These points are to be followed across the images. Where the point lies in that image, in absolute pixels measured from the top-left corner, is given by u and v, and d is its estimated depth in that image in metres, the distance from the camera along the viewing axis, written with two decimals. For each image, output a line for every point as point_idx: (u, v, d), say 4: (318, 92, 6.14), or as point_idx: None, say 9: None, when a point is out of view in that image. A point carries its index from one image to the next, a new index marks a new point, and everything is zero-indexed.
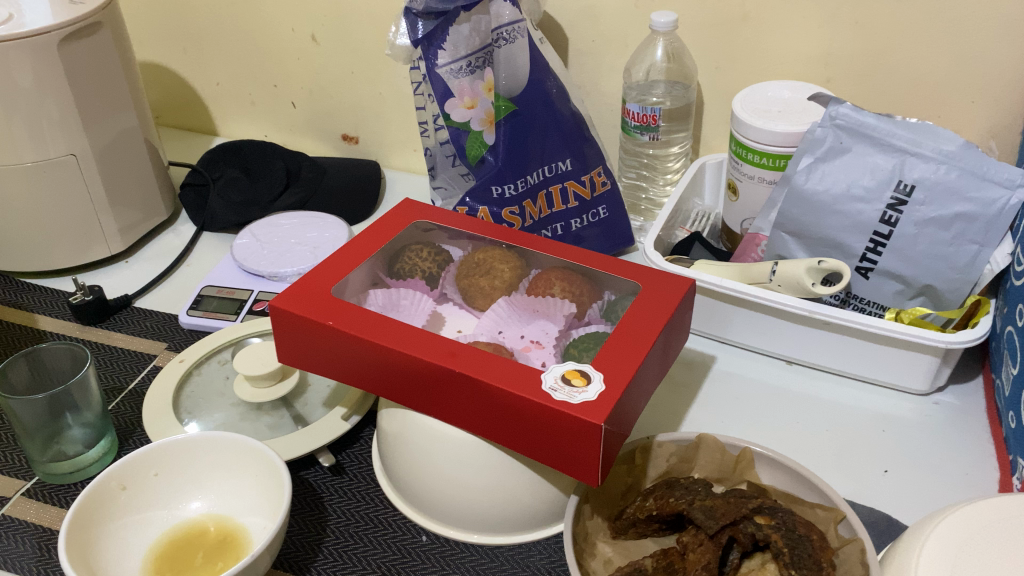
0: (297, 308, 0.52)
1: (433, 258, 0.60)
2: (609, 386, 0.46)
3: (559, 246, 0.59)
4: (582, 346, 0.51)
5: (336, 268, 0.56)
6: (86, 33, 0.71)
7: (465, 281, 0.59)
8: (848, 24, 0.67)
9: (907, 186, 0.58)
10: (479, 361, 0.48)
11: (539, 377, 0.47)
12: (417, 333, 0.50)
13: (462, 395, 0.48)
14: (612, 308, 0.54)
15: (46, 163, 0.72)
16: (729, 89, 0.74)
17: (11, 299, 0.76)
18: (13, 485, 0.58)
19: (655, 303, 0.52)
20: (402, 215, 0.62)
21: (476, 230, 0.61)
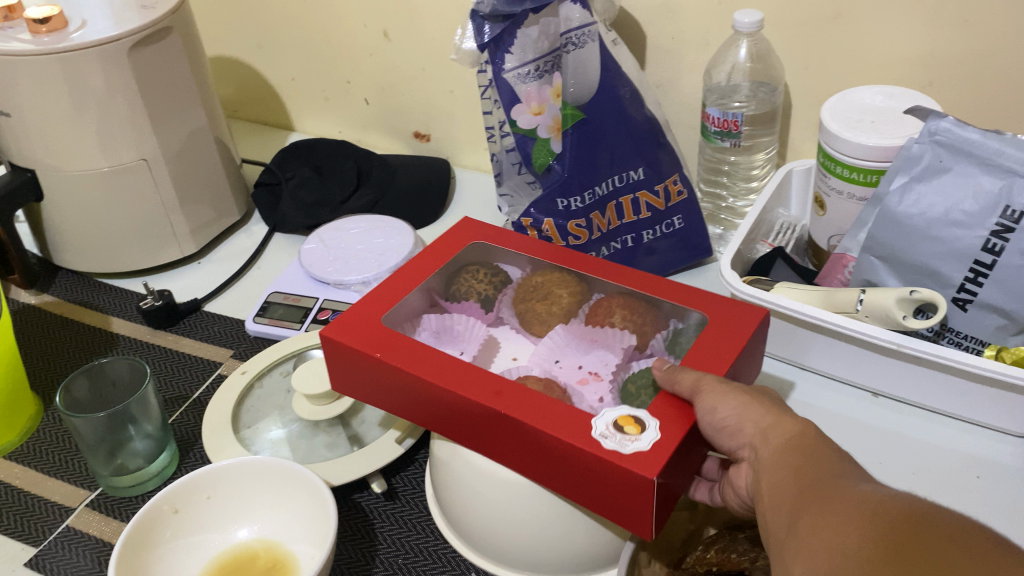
0: (347, 338, 0.50)
1: (489, 279, 0.57)
2: (664, 438, 0.42)
3: (622, 270, 0.56)
4: (641, 382, 0.48)
5: (390, 293, 0.54)
6: (156, 39, 0.71)
7: (519, 304, 0.56)
8: (957, 22, 0.60)
9: (1014, 212, 0.52)
10: (526, 401, 0.45)
11: (589, 423, 0.44)
12: (466, 368, 0.48)
13: (510, 435, 0.46)
14: (678, 344, 0.51)
15: (119, 168, 0.73)
16: (818, 92, 0.69)
17: (87, 301, 0.78)
18: (78, 495, 0.59)
19: (721, 342, 0.48)
20: (465, 234, 0.60)
21: (536, 252, 0.58)
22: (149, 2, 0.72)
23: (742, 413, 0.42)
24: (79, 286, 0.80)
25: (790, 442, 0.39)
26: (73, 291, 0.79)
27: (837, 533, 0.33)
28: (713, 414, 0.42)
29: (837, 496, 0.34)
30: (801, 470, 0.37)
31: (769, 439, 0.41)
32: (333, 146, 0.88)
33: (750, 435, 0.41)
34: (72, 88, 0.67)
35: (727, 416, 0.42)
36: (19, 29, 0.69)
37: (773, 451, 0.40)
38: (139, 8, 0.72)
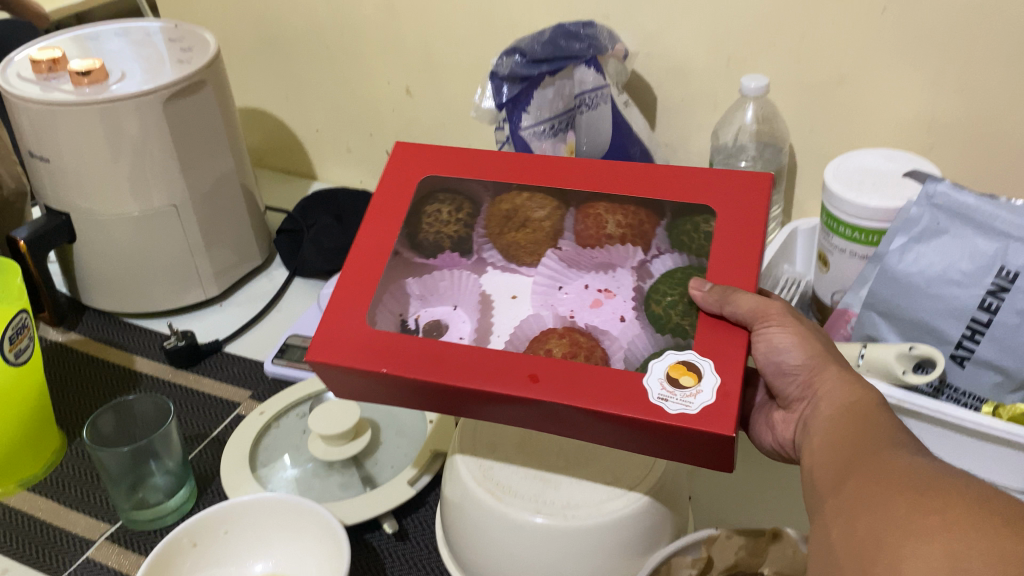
0: (342, 356, 0.47)
1: (454, 213, 0.54)
2: (724, 381, 0.43)
3: (601, 168, 0.53)
4: (668, 301, 0.48)
5: (361, 290, 0.50)
6: (191, 91, 0.74)
7: (497, 232, 0.54)
8: (956, 91, 0.63)
9: (1009, 273, 0.53)
10: (564, 380, 0.44)
11: (642, 387, 0.43)
12: (476, 356, 0.46)
13: (555, 416, 0.45)
14: (679, 232, 0.51)
15: (150, 213, 0.76)
16: (823, 153, 0.71)
17: (113, 340, 0.80)
18: (98, 528, 0.61)
19: (738, 237, 0.48)
20: (404, 173, 0.55)
21: (505, 177, 0.54)
22: (185, 57, 0.76)
23: (808, 358, 0.48)
24: (105, 326, 0.83)
25: (851, 405, 0.44)
26: (99, 330, 0.82)
27: (868, 492, 0.37)
28: (779, 346, 0.49)
29: (876, 459, 0.38)
30: (845, 419, 0.44)
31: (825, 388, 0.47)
32: (355, 194, 0.92)
33: (811, 377, 0.48)
34: (109, 136, 0.71)
35: (793, 359, 0.49)
36: (62, 81, 0.73)
37: (833, 410, 0.45)
38: (176, 63, 0.75)
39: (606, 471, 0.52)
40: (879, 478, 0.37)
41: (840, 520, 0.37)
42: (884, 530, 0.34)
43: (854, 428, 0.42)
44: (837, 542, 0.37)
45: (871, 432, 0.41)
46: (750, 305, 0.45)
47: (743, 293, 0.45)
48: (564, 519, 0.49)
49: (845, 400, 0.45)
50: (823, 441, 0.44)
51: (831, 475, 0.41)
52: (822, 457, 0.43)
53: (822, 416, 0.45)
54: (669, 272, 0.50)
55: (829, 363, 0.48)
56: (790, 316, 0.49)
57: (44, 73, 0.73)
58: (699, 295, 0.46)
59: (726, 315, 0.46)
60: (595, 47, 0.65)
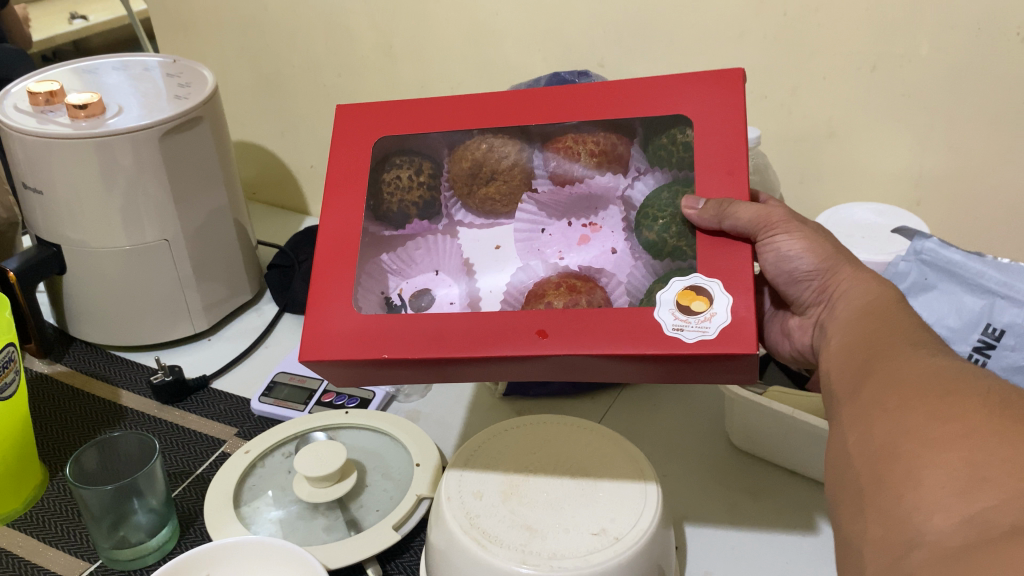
0: (339, 353, 0.46)
1: (414, 174, 0.53)
2: (737, 299, 0.42)
3: (567, 92, 0.51)
4: (659, 225, 0.49)
5: (342, 278, 0.49)
6: (188, 127, 0.75)
7: (466, 184, 0.54)
8: (942, 148, 0.64)
9: (995, 330, 0.53)
10: (574, 327, 0.44)
11: (655, 321, 0.43)
12: (472, 319, 0.45)
13: (572, 366, 0.44)
14: (655, 148, 0.50)
15: (141, 247, 0.76)
16: (812, 205, 0.72)
17: (99, 372, 0.80)
18: (78, 567, 0.60)
19: (724, 142, 0.47)
20: (356, 139, 0.53)
21: (471, 121, 0.52)
22: (182, 93, 0.77)
23: (822, 263, 0.50)
24: (91, 358, 0.82)
25: (868, 303, 0.45)
26: (86, 363, 0.81)
27: (886, 397, 0.37)
28: (791, 253, 0.50)
29: (893, 362, 0.38)
30: (869, 323, 0.43)
31: (846, 290, 0.48)
32: None
33: (828, 278, 0.50)
34: (104, 170, 0.71)
35: (806, 263, 0.50)
36: (59, 113, 0.73)
37: (857, 311, 0.45)
38: (174, 98, 0.76)
39: (592, 521, 0.52)
40: (898, 380, 0.37)
41: (858, 423, 0.37)
42: (903, 435, 0.34)
43: (872, 330, 0.42)
44: (854, 448, 0.37)
45: (888, 338, 0.41)
46: (749, 215, 0.45)
47: (740, 205, 0.45)
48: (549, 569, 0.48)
49: (861, 295, 0.46)
50: (841, 338, 0.45)
51: (849, 375, 0.41)
52: (840, 354, 0.44)
53: (839, 314, 0.47)
54: (657, 193, 0.50)
55: (841, 264, 0.49)
56: (797, 220, 0.51)
57: (41, 105, 0.74)
58: (694, 214, 0.46)
59: (725, 229, 0.45)
60: None
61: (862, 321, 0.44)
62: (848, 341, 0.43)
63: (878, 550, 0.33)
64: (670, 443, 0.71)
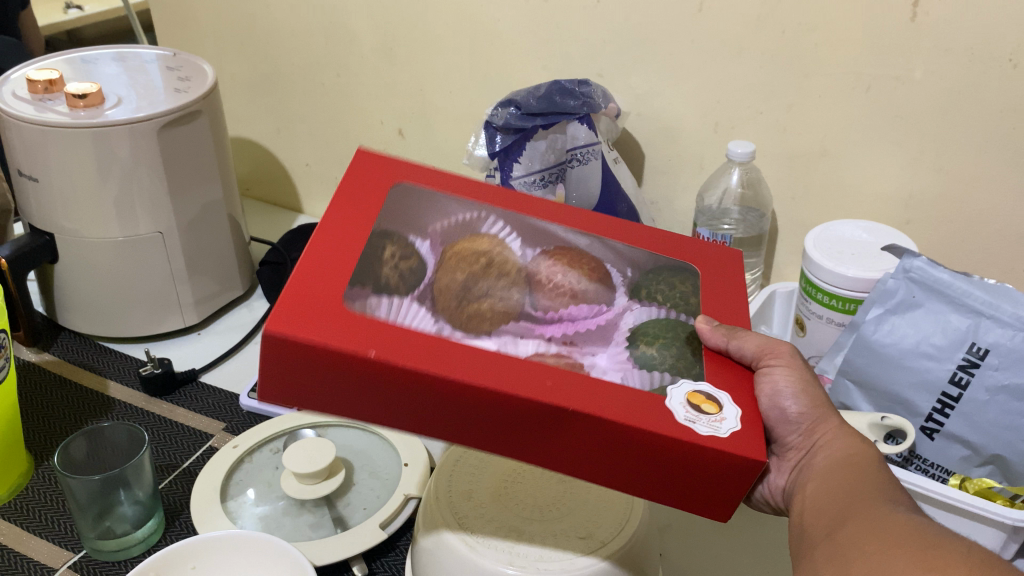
0: (318, 335, 0.41)
1: (405, 258, 0.48)
2: (744, 412, 0.44)
3: (578, 216, 0.56)
4: (659, 345, 0.48)
5: (329, 270, 0.44)
6: (186, 121, 0.75)
7: (453, 302, 0.46)
8: (932, 169, 0.65)
9: (980, 349, 0.52)
10: (585, 391, 0.42)
11: (668, 404, 0.43)
12: (477, 355, 0.43)
13: (568, 433, 0.42)
14: (651, 289, 0.52)
15: (135, 239, 0.76)
16: (804, 221, 0.73)
17: (86, 363, 0.80)
18: (61, 557, 0.60)
19: (722, 287, 0.54)
20: (373, 171, 0.51)
21: (491, 200, 0.54)
22: (181, 87, 0.77)
23: (811, 409, 0.51)
24: (79, 348, 0.82)
25: (850, 457, 0.48)
26: (73, 352, 0.81)
27: (863, 548, 0.40)
28: (784, 391, 0.50)
29: (869, 516, 0.42)
30: (844, 480, 0.47)
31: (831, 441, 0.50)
32: None
33: (813, 424, 0.51)
34: (100, 160, 0.71)
35: (796, 406, 0.50)
36: (57, 102, 0.73)
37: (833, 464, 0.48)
38: (173, 92, 0.76)
39: (578, 526, 0.52)
40: (879, 533, 0.40)
41: (835, 562, 0.40)
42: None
43: (850, 483, 0.46)
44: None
45: (865, 492, 0.44)
46: (756, 344, 0.49)
47: (749, 333, 0.49)
48: (535, 571, 0.49)
49: (845, 449, 0.49)
50: (818, 487, 0.48)
51: (829, 522, 0.44)
52: (816, 511, 0.46)
53: (818, 464, 0.49)
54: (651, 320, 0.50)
55: (829, 416, 0.51)
56: (796, 360, 0.51)
57: (40, 93, 0.74)
58: (707, 328, 0.49)
59: (729, 351, 0.49)
60: (589, 104, 0.70)
61: (837, 476, 0.47)
62: (820, 497, 0.47)
63: None
64: None
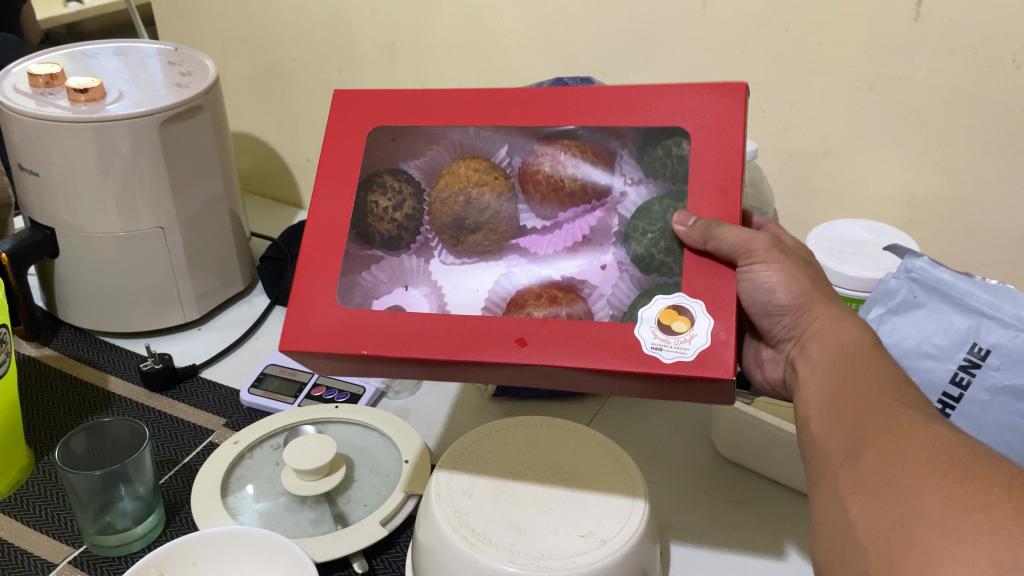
0: (316, 345, 0.47)
1: (395, 205, 0.53)
2: (717, 324, 0.44)
3: (551, 96, 0.51)
4: (648, 240, 0.49)
5: (321, 271, 0.50)
6: (187, 116, 0.75)
7: (451, 233, 0.53)
8: (935, 169, 0.65)
9: (981, 350, 0.52)
10: (553, 339, 0.45)
11: (635, 335, 0.44)
12: (445, 325, 0.47)
13: (557, 376, 0.46)
14: (649, 159, 0.50)
15: (136, 234, 0.76)
16: (806, 219, 0.74)
17: (87, 358, 0.80)
18: (61, 551, 0.60)
19: (714, 162, 0.48)
20: (348, 122, 0.53)
21: (464, 118, 0.52)
22: (183, 82, 0.77)
23: (797, 298, 0.51)
24: (80, 343, 0.82)
25: (842, 347, 0.46)
26: (74, 347, 0.81)
27: (892, 467, 0.36)
28: (769, 283, 0.51)
29: (896, 426, 0.38)
30: (856, 375, 0.43)
31: (822, 331, 0.49)
32: None
33: (801, 312, 0.51)
34: (101, 155, 0.71)
35: (781, 297, 0.51)
36: (58, 96, 0.73)
37: (832, 352, 0.47)
38: (175, 87, 0.76)
39: (580, 523, 0.52)
40: (901, 453, 0.37)
41: (863, 494, 0.37)
42: (917, 521, 0.33)
43: (859, 379, 0.43)
44: (858, 522, 0.36)
45: (878, 395, 0.41)
46: (734, 240, 0.45)
47: (726, 228, 0.45)
48: (537, 568, 0.49)
49: (836, 337, 0.47)
50: (819, 385, 0.46)
51: (841, 430, 0.41)
52: (821, 406, 0.45)
53: (816, 357, 0.48)
54: (646, 204, 0.51)
55: (816, 300, 0.50)
56: (779, 253, 0.50)
57: (41, 87, 0.74)
58: (683, 231, 0.47)
59: (709, 250, 0.46)
60: None
61: (849, 369, 0.44)
62: (837, 390, 0.44)
63: (896, 552, 0.34)
64: (656, 449, 0.71)
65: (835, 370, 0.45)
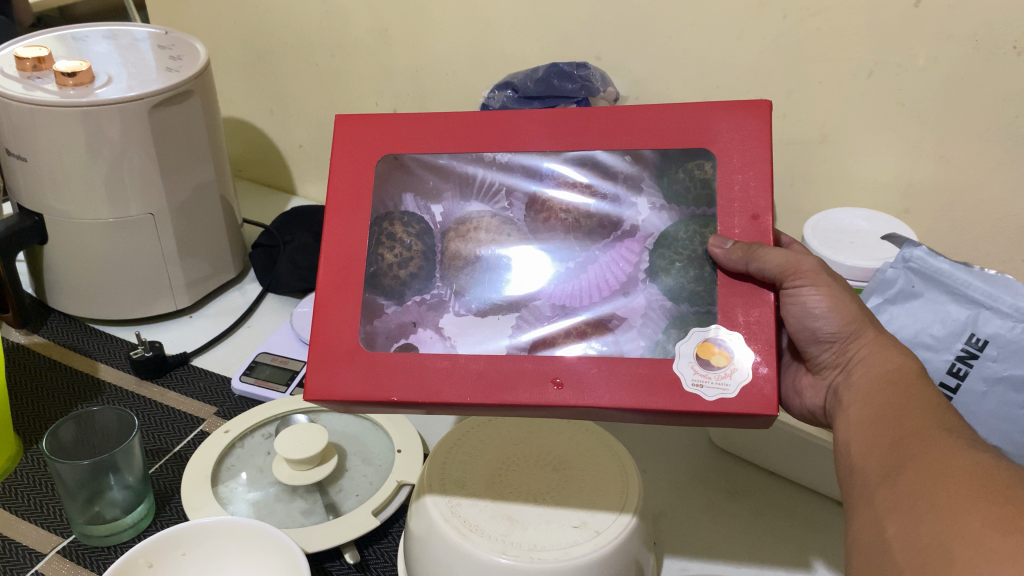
0: (345, 394, 0.46)
1: (402, 261, 0.50)
2: (759, 357, 0.44)
3: (571, 118, 0.51)
4: (677, 269, 0.48)
5: (343, 310, 0.49)
6: (177, 100, 0.73)
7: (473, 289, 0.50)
8: (933, 158, 0.65)
9: (979, 340, 0.51)
10: (589, 379, 0.45)
11: (676, 372, 0.45)
12: (473, 364, 0.46)
13: (588, 413, 0.46)
14: (669, 182, 0.50)
15: (125, 221, 0.75)
16: (802, 207, 0.73)
17: (76, 346, 0.79)
18: (50, 541, 0.59)
19: (740, 186, 0.48)
20: (362, 150, 0.52)
21: (484, 146, 0.52)
22: (173, 66, 0.76)
23: (846, 325, 0.49)
24: (69, 331, 0.81)
25: (889, 372, 0.46)
26: (63, 335, 0.80)
27: (931, 492, 0.36)
28: (816, 309, 0.50)
29: (935, 451, 0.38)
30: (894, 402, 0.44)
31: (868, 358, 0.48)
32: None
33: (847, 339, 0.49)
34: (90, 140, 0.70)
35: (831, 323, 0.50)
36: (46, 80, 0.72)
37: (875, 380, 0.46)
38: (165, 71, 0.75)
39: (574, 515, 0.52)
40: (941, 475, 0.36)
41: (899, 514, 0.37)
42: (956, 539, 0.33)
43: (901, 405, 0.43)
44: (894, 541, 0.36)
45: (920, 420, 0.41)
46: (776, 261, 0.45)
47: (767, 249, 0.45)
48: (529, 561, 0.49)
49: (881, 363, 0.47)
50: (864, 409, 0.45)
51: (879, 454, 0.41)
52: (863, 430, 0.44)
53: (860, 381, 0.47)
54: (673, 227, 0.49)
55: (865, 328, 0.49)
56: (824, 275, 0.50)
57: (28, 71, 0.72)
58: (721, 253, 0.47)
59: (750, 271, 0.46)
60: (588, 87, 0.69)
61: (890, 394, 0.44)
62: (879, 413, 0.44)
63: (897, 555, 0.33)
64: (651, 438, 0.71)
65: (874, 395, 0.45)
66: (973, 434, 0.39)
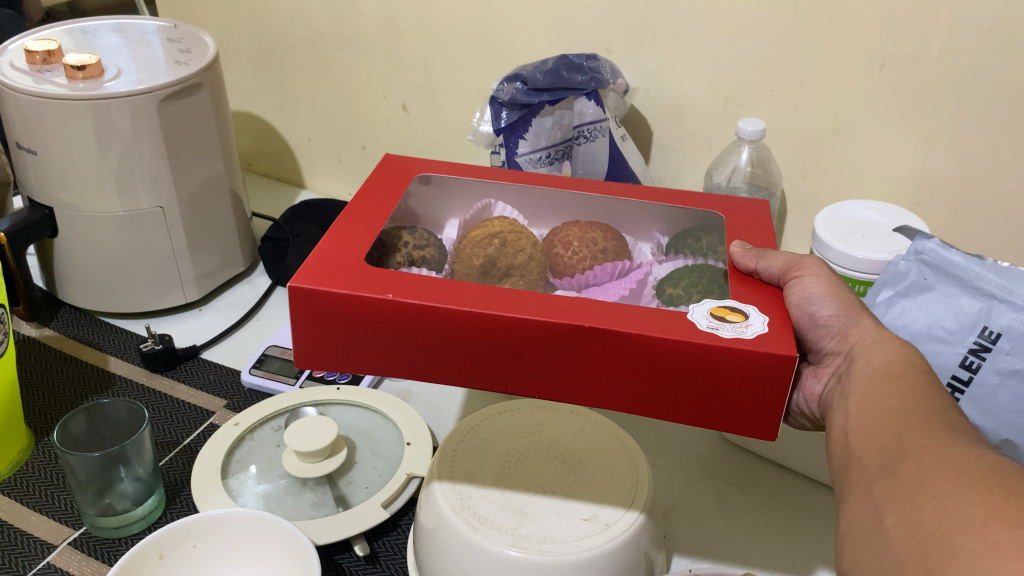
0: (335, 288, 0.43)
1: (419, 248, 0.51)
2: (772, 319, 0.43)
3: (596, 184, 0.58)
4: (682, 285, 0.50)
5: (352, 243, 0.48)
6: (187, 94, 0.73)
7: (478, 275, 0.49)
8: (945, 151, 0.64)
9: (992, 333, 0.51)
10: (601, 312, 0.42)
11: (690, 317, 0.42)
12: (483, 290, 0.44)
13: (590, 353, 0.42)
14: (679, 245, 0.55)
15: (135, 214, 0.75)
16: (811, 201, 0.73)
17: (87, 338, 0.79)
18: (62, 533, 0.59)
19: (745, 227, 0.54)
20: (405, 170, 0.58)
21: (516, 180, 0.58)
22: (182, 59, 0.76)
23: (844, 311, 0.51)
24: (80, 323, 0.81)
25: (890, 360, 0.46)
26: (74, 328, 0.81)
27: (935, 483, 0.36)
28: (816, 295, 0.51)
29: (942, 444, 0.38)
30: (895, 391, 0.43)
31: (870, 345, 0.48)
32: None
33: (849, 320, 0.51)
34: (100, 132, 0.70)
35: (828, 310, 0.51)
36: (56, 73, 0.72)
37: (876, 369, 0.46)
38: (174, 64, 0.75)
39: (583, 508, 0.52)
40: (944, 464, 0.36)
41: (899, 502, 0.36)
42: (956, 529, 0.33)
43: (900, 393, 0.43)
44: (894, 531, 0.36)
45: (930, 413, 0.40)
46: (782, 263, 0.49)
47: (777, 254, 0.50)
48: (539, 553, 0.49)
49: (884, 354, 0.47)
50: (861, 392, 0.45)
51: (878, 443, 0.41)
52: (862, 416, 0.44)
53: (856, 370, 0.47)
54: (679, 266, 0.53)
55: (861, 316, 0.51)
56: (824, 270, 0.52)
57: (38, 64, 0.73)
58: (739, 251, 0.50)
59: (758, 272, 0.49)
60: (598, 80, 0.70)
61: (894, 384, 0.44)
62: (880, 399, 0.43)
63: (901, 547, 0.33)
64: (660, 431, 0.71)
65: (876, 383, 0.45)
66: (976, 433, 0.39)
